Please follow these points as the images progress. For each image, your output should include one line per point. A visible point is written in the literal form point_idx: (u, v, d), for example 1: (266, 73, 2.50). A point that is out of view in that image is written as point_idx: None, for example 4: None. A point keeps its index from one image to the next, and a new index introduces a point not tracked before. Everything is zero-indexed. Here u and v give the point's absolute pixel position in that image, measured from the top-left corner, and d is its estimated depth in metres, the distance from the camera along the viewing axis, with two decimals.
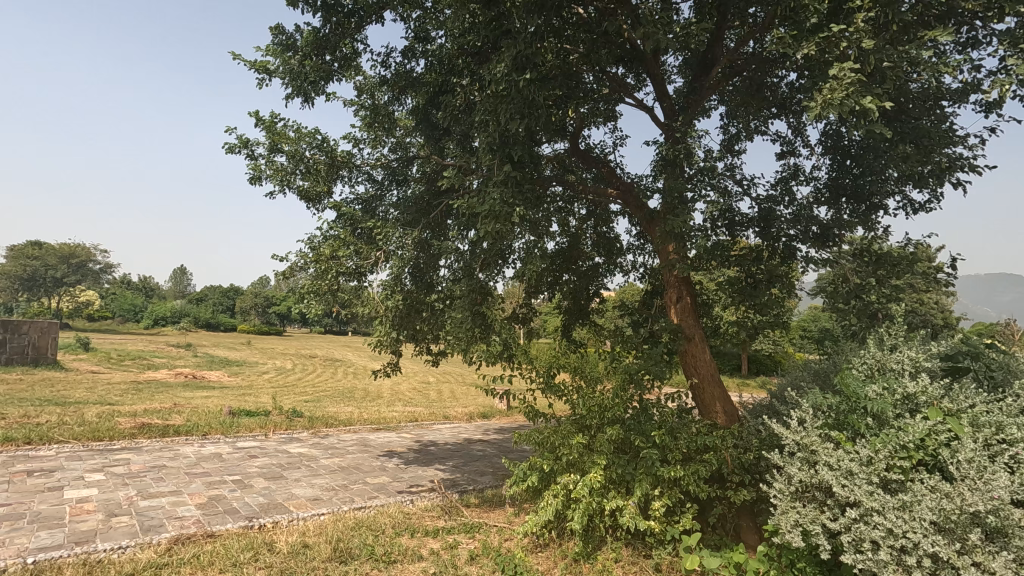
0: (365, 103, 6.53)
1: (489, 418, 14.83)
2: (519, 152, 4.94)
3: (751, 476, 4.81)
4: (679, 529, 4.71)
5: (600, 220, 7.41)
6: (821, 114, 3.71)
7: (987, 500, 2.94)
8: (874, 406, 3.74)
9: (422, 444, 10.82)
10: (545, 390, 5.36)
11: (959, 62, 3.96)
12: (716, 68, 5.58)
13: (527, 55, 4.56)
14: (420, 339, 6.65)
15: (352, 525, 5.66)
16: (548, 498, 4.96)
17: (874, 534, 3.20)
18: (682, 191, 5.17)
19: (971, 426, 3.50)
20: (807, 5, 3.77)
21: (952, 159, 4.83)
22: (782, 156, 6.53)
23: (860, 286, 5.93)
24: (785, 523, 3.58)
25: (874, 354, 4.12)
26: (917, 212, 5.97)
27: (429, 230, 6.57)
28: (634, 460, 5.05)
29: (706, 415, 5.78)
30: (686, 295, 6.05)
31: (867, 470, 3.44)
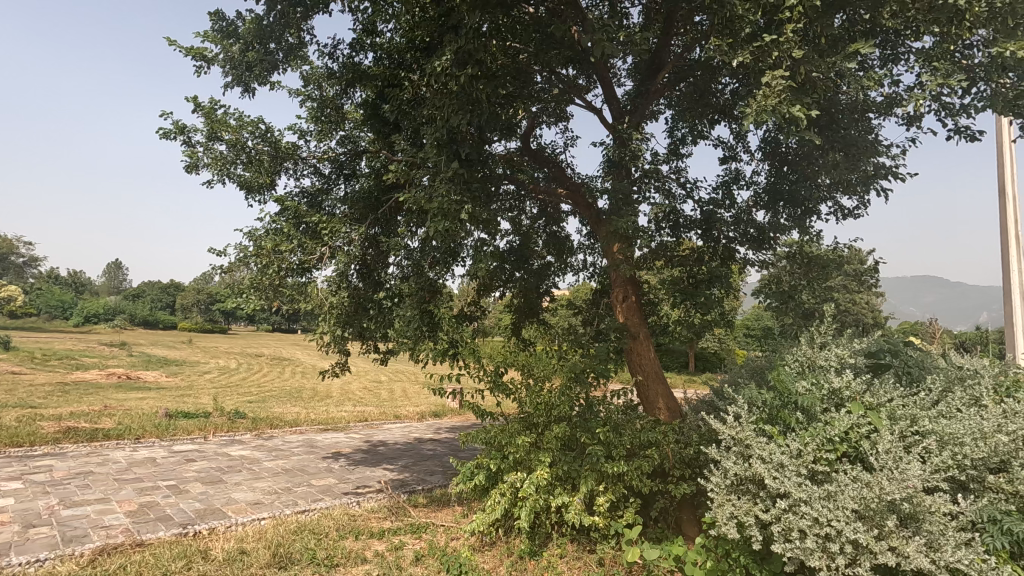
0: (312, 94, 6.36)
1: (441, 417, 14.71)
2: (466, 150, 5.04)
3: (691, 470, 4.95)
4: (622, 523, 4.80)
5: (551, 220, 7.46)
6: (756, 122, 3.86)
7: (903, 488, 3.12)
8: (803, 401, 3.93)
9: (371, 444, 10.63)
10: (493, 390, 5.35)
11: (881, 76, 4.19)
12: (662, 74, 5.72)
13: (472, 51, 4.59)
14: (368, 337, 6.47)
15: (294, 528, 5.49)
16: (494, 496, 4.95)
17: (802, 523, 3.32)
18: (628, 192, 5.27)
19: (889, 420, 3.74)
20: (741, 16, 3.91)
21: (876, 167, 5.14)
22: (725, 160, 6.75)
23: (794, 287, 6.21)
24: (721, 515, 3.68)
25: (805, 351, 4.32)
26: (846, 218, 6.31)
27: (378, 226, 6.43)
28: (580, 457, 5.11)
29: (650, 411, 5.92)
30: (631, 294, 6.17)
31: (797, 462, 3.59)
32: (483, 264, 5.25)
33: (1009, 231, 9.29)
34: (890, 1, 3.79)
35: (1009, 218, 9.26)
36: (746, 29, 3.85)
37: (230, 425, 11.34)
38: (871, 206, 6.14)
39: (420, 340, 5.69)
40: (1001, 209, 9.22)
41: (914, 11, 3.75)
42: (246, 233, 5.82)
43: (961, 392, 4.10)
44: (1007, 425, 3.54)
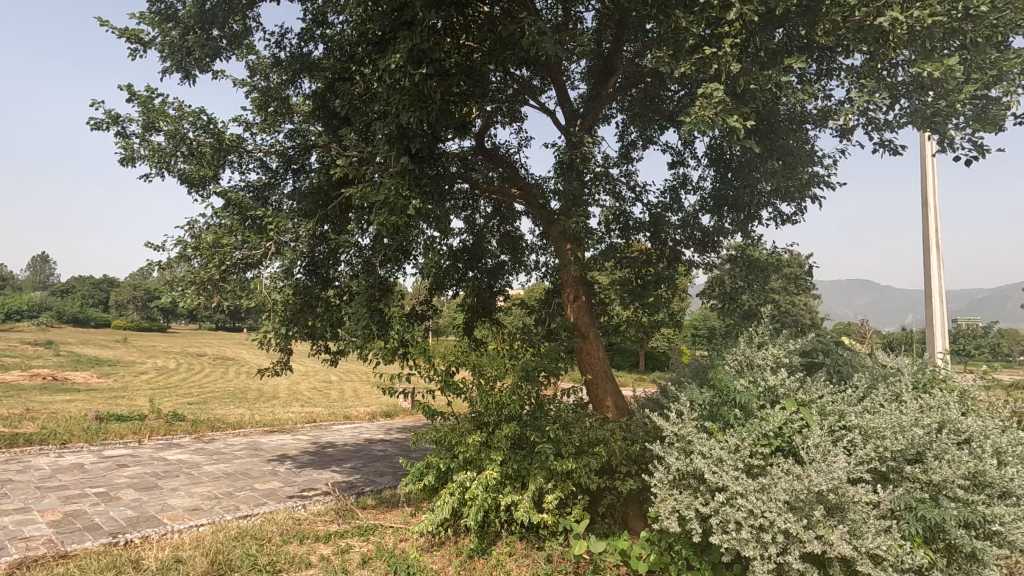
0: (258, 85, 6.15)
1: (392, 417, 14.51)
2: (417, 146, 4.97)
3: (637, 467, 5.07)
4: (570, 520, 4.88)
5: (504, 219, 7.49)
6: (699, 130, 4.00)
7: (829, 480, 3.31)
8: (742, 398, 4.10)
9: (319, 446, 10.35)
10: (444, 390, 5.33)
11: (816, 90, 4.42)
12: (614, 79, 5.84)
13: (425, 50, 4.54)
14: (315, 336, 6.30)
15: (235, 534, 5.30)
16: (443, 496, 4.93)
17: (738, 515, 3.46)
18: (578, 194, 5.36)
19: (820, 415, 3.96)
20: (686, 27, 4.04)
21: (811, 176, 5.42)
22: (673, 165, 6.96)
23: (736, 289, 6.47)
24: (664, 509, 3.81)
25: (744, 350, 4.50)
26: (785, 224, 6.63)
27: (327, 222, 6.28)
28: (529, 456, 5.16)
29: (598, 409, 6.04)
30: (582, 294, 6.27)
31: (734, 457, 3.75)
32: (435, 263, 5.21)
33: (929, 238, 9.99)
34: (823, 20, 4.00)
35: (929, 226, 9.95)
36: (690, 40, 3.98)
37: (168, 428, 10.81)
38: (808, 213, 6.46)
39: (369, 339, 5.59)
40: (923, 218, 9.90)
41: (845, 30, 3.97)
42: (185, 228, 5.57)
43: (884, 388, 4.37)
44: (922, 419, 3.81)
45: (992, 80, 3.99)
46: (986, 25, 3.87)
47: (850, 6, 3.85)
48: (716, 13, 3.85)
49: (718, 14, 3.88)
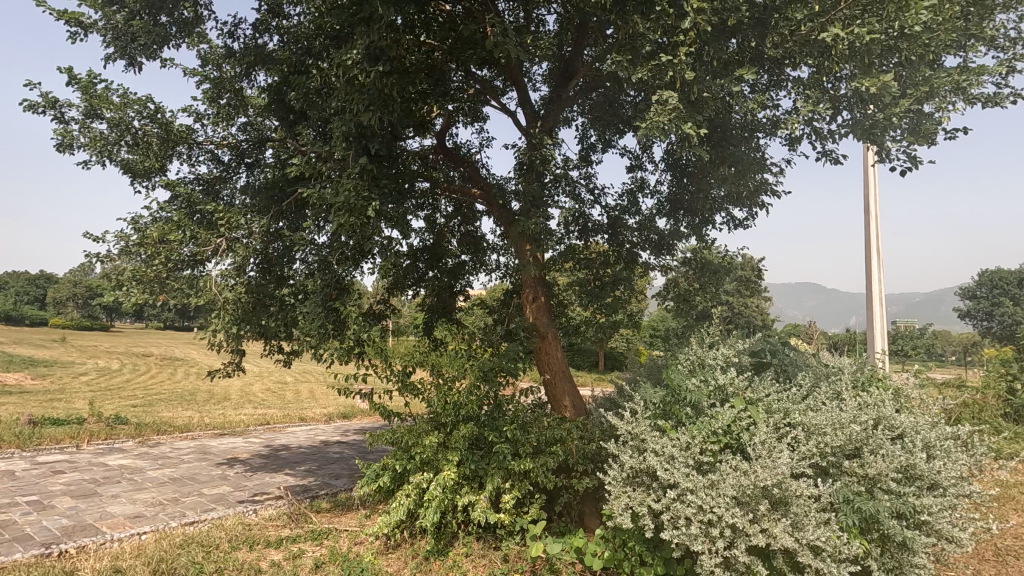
0: (210, 75, 5.93)
1: (349, 418, 14.26)
2: (374, 143, 4.91)
3: (593, 465, 5.13)
4: (527, 519, 4.90)
5: (465, 219, 7.46)
6: (653, 135, 4.09)
7: (773, 475, 3.44)
8: (693, 396, 4.23)
9: (272, 448, 10.06)
10: (401, 390, 5.27)
11: (765, 100, 4.59)
12: (574, 82, 5.91)
13: (381, 46, 4.45)
14: (268, 336, 6.11)
15: (180, 541, 5.09)
16: (399, 497, 4.87)
17: (688, 511, 3.56)
18: (537, 195, 5.39)
19: (766, 413, 4.12)
20: (642, 34, 4.13)
21: (761, 183, 5.63)
22: (631, 169, 7.09)
23: (689, 291, 6.63)
24: (617, 506, 3.88)
25: (696, 350, 4.63)
26: (737, 228, 6.85)
27: (282, 219, 6.11)
28: (487, 456, 5.15)
29: (556, 408, 6.08)
30: (541, 295, 6.29)
31: (685, 454, 3.85)
32: (393, 262, 5.14)
33: (870, 245, 10.52)
34: (773, 33, 4.16)
35: (870, 233, 10.48)
36: (646, 47, 4.06)
37: (109, 431, 10.28)
38: (758, 218, 6.70)
39: (324, 339, 5.45)
40: (865, 225, 10.42)
41: (792, 44, 4.16)
42: (128, 221, 5.31)
43: (826, 387, 4.58)
44: (859, 416, 4.00)
45: (924, 97, 4.24)
46: (919, 45, 4.11)
47: (796, 21, 4.06)
48: (671, 22, 3.95)
49: (672, 22, 3.98)
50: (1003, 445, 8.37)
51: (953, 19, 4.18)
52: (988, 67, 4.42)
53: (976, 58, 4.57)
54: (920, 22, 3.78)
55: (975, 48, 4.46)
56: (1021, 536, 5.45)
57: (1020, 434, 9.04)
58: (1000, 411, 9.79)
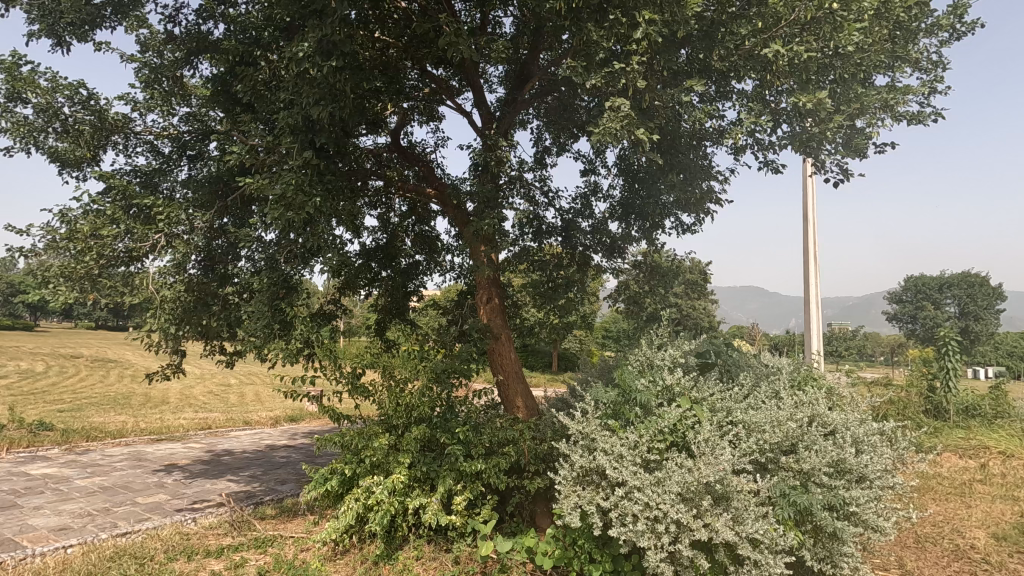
0: (149, 61, 5.64)
1: (296, 422, 13.84)
2: (325, 139, 4.79)
3: (545, 465, 5.17)
4: (478, 520, 4.90)
5: (419, 219, 7.38)
6: (606, 141, 4.18)
7: (716, 471, 3.57)
8: (641, 396, 4.33)
9: (214, 454, 9.65)
10: (351, 393, 5.16)
11: (712, 111, 4.77)
12: (529, 85, 5.95)
13: (333, 40, 4.35)
14: (210, 337, 5.84)
15: (110, 554, 4.81)
16: (348, 501, 4.76)
17: (635, 508, 3.65)
18: (492, 196, 5.40)
19: (710, 412, 4.27)
20: (596, 42, 4.20)
21: (708, 190, 5.83)
22: (585, 173, 7.20)
23: (639, 294, 6.79)
24: (567, 505, 3.93)
25: (645, 351, 4.76)
26: (685, 233, 7.07)
27: (227, 215, 5.87)
28: (439, 458, 5.11)
29: (509, 409, 6.10)
30: (495, 296, 6.30)
31: (633, 453, 3.95)
32: (344, 261, 5.02)
33: (808, 251, 11.08)
34: (719, 46, 4.33)
35: (808, 240, 11.03)
36: (599, 54, 4.14)
37: (31, 438, 9.59)
38: (705, 223, 6.94)
39: (270, 340, 5.26)
40: (803, 232, 10.96)
41: (737, 57, 4.35)
42: (56, 213, 4.98)
43: (765, 387, 4.79)
44: (796, 414, 4.21)
45: (856, 113, 4.51)
46: (851, 64, 4.38)
47: (741, 36, 4.25)
48: (624, 30, 4.04)
49: (625, 31, 4.07)
50: (923, 439, 8.98)
51: (882, 41, 4.46)
52: (912, 87, 4.74)
53: (902, 78, 4.90)
54: (852, 42, 4.03)
55: (901, 69, 4.78)
56: (938, 523, 5.87)
57: (938, 429, 9.72)
58: (922, 408, 10.49)
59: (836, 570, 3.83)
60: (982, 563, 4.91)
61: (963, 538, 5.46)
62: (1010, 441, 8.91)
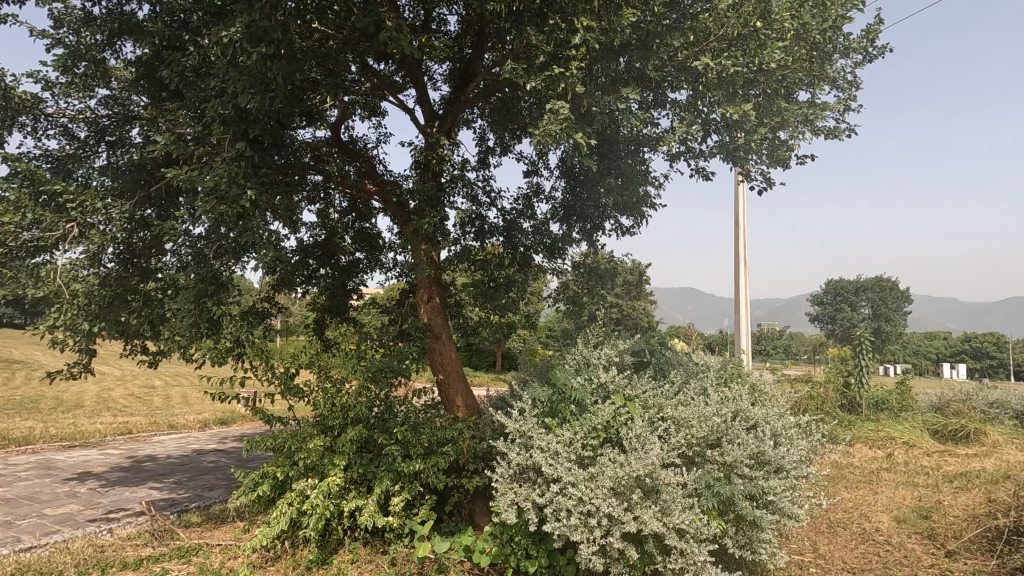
0: (63, 39, 5.24)
1: (227, 425, 13.23)
2: (257, 130, 4.61)
3: (483, 463, 5.19)
4: (416, 520, 4.86)
5: (360, 216, 7.22)
6: (544, 143, 4.24)
7: (645, 465, 3.71)
8: (577, 394, 4.44)
9: (134, 460, 9.07)
10: (284, 393, 5.01)
11: (648, 118, 4.94)
12: (473, 85, 5.95)
13: (266, 29, 4.19)
14: (128, 336, 5.46)
15: (11, 571, 4.43)
16: (280, 506, 4.62)
17: (568, 503, 3.74)
18: (432, 194, 5.36)
19: (642, 408, 4.45)
20: (536, 46, 4.25)
21: (644, 194, 6.03)
22: (527, 174, 7.28)
23: (579, 294, 6.92)
24: (503, 503, 3.98)
25: (582, 350, 4.87)
26: (624, 236, 7.27)
27: (150, 206, 5.53)
28: (376, 459, 5.03)
29: (448, 409, 6.06)
30: (436, 295, 6.25)
31: (568, 449, 4.06)
32: (278, 258, 4.86)
33: (738, 255, 11.67)
34: (654, 56, 4.49)
35: (738, 244, 11.61)
36: (539, 57, 4.19)
37: None
38: (643, 226, 7.16)
39: (195, 339, 4.91)
40: (734, 237, 11.54)
41: (670, 68, 4.53)
42: None
43: (695, 384, 5.01)
44: (720, 409, 4.44)
45: (778, 125, 4.81)
46: (773, 80, 4.66)
47: (674, 48, 4.43)
48: (563, 36, 4.12)
49: (564, 37, 4.16)
50: (838, 432, 9.67)
51: (802, 59, 4.77)
52: (828, 104, 5.10)
53: (820, 95, 5.26)
54: (774, 60, 4.28)
55: (819, 86, 5.13)
56: (848, 509, 6.34)
57: (851, 422, 10.48)
58: (838, 402, 11.28)
59: (755, 555, 4.06)
60: (884, 543, 5.36)
61: (869, 521, 5.93)
62: (912, 432, 9.74)
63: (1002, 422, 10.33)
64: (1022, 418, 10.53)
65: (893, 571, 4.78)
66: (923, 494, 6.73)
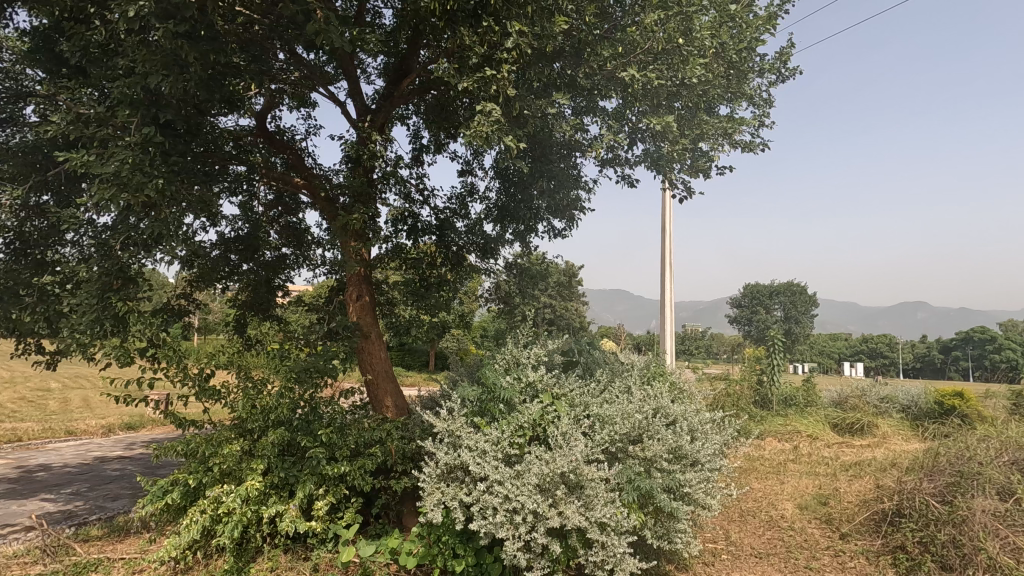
0: None
1: (135, 431, 12.32)
2: (171, 115, 4.32)
3: (412, 464, 5.13)
4: (341, 524, 4.73)
5: (287, 210, 6.93)
6: (476, 144, 4.26)
7: (569, 461, 3.83)
8: (505, 394, 4.50)
9: (24, 470, 8.25)
10: (197, 395, 4.73)
11: (578, 125, 5.08)
12: (408, 81, 5.88)
13: (182, 8, 3.95)
14: (20, 333, 5.04)
15: None
16: (191, 514, 4.34)
17: (495, 501, 3.79)
18: (363, 190, 5.23)
19: (568, 406, 4.62)
20: (470, 46, 4.26)
21: (575, 199, 6.19)
22: (462, 174, 7.27)
23: (511, 295, 6.97)
24: (430, 503, 3.97)
25: (512, 350, 4.94)
26: (556, 238, 7.42)
27: (47, 192, 5.04)
28: (299, 462, 4.85)
29: (377, 409, 5.93)
30: (365, 293, 6.10)
31: (495, 448, 4.11)
32: (194, 252, 4.59)
33: (664, 258, 12.19)
34: (585, 64, 4.63)
35: (664, 248, 12.13)
36: (472, 58, 4.20)
37: None
38: (575, 229, 7.33)
39: (97, 337, 4.45)
40: (661, 242, 12.06)
41: (600, 77, 4.69)
42: None
43: (619, 382, 5.21)
44: (642, 406, 4.62)
45: (698, 137, 5.08)
46: (695, 94, 4.93)
47: (604, 57, 4.55)
48: (495, 38, 4.17)
49: (497, 39, 4.20)
50: (750, 426, 10.34)
51: (720, 75, 5.07)
52: (745, 119, 5.43)
53: (737, 110, 5.60)
54: (695, 75, 4.53)
55: (737, 102, 5.45)
56: (758, 499, 6.80)
57: (763, 417, 11.20)
58: (751, 398, 12.04)
59: (671, 545, 4.27)
60: (788, 529, 5.79)
61: (775, 509, 6.38)
62: (815, 426, 10.56)
63: (892, 415, 11.41)
64: (908, 412, 11.66)
65: (794, 554, 5.17)
66: (823, 482, 7.32)
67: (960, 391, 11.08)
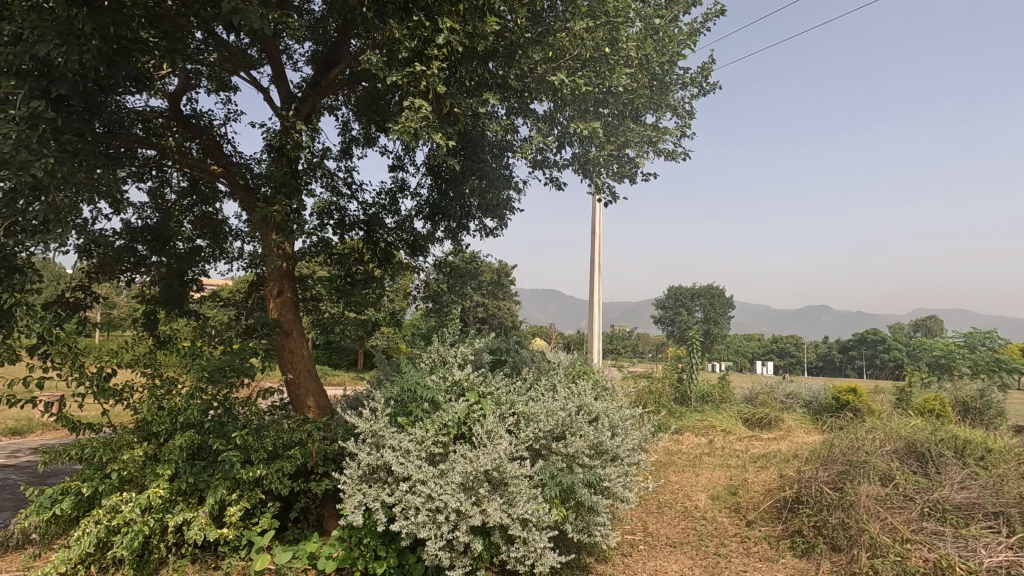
0: None
1: (22, 436, 11.20)
2: (65, 90, 3.94)
3: (334, 466, 4.98)
4: (255, 530, 4.51)
5: (202, 199, 6.53)
6: (405, 140, 4.19)
7: (492, 460, 3.86)
8: (431, 393, 4.46)
9: None
10: (95, 396, 4.39)
11: (508, 126, 5.12)
12: (336, 71, 5.66)
13: None
14: None
15: None
16: (83, 526, 3.98)
17: (417, 501, 3.75)
18: (284, 181, 5.01)
19: (494, 404, 4.63)
20: (398, 39, 4.13)
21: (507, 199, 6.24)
22: (393, 169, 7.13)
23: (440, 293, 6.92)
24: (350, 505, 3.88)
25: (439, 348, 4.92)
26: (487, 237, 7.45)
27: None
28: (211, 466, 4.58)
29: (298, 410, 5.71)
30: (287, 290, 5.84)
31: (419, 447, 4.09)
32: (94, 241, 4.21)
33: (593, 260, 12.53)
34: (516, 66, 4.67)
35: (593, 250, 12.47)
36: (401, 51, 4.12)
37: None
38: (506, 229, 7.39)
39: None
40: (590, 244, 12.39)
41: (530, 80, 4.75)
42: None
43: (544, 380, 5.30)
44: (566, 404, 4.73)
45: (622, 144, 5.27)
46: (621, 102, 5.12)
47: (534, 61, 4.69)
48: (425, 33, 4.10)
49: (427, 34, 4.11)
50: (669, 422, 10.86)
51: (645, 85, 5.27)
52: (668, 129, 5.67)
53: (661, 120, 5.84)
54: (621, 84, 4.69)
55: (661, 111, 5.68)
56: (674, 490, 7.15)
57: (681, 412, 11.79)
58: (672, 395, 12.62)
59: (591, 538, 4.40)
60: (700, 519, 6.13)
61: (690, 500, 6.74)
62: (728, 421, 11.24)
63: (796, 410, 12.33)
64: (810, 406, 12.64)
65: (705, 542, 5.49)
66: (733, 474, 7.81)
67: (854, 387, 12.14)
